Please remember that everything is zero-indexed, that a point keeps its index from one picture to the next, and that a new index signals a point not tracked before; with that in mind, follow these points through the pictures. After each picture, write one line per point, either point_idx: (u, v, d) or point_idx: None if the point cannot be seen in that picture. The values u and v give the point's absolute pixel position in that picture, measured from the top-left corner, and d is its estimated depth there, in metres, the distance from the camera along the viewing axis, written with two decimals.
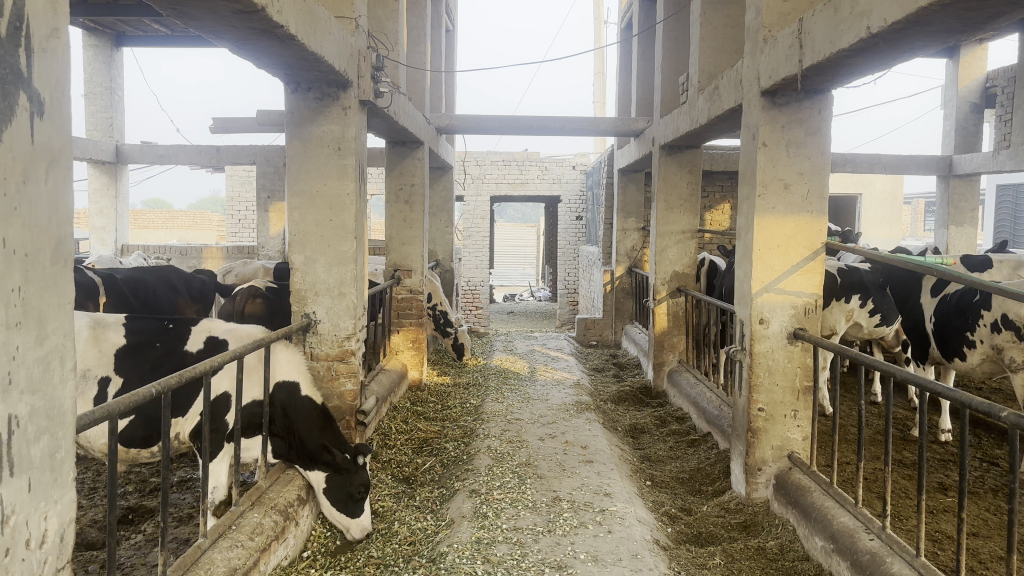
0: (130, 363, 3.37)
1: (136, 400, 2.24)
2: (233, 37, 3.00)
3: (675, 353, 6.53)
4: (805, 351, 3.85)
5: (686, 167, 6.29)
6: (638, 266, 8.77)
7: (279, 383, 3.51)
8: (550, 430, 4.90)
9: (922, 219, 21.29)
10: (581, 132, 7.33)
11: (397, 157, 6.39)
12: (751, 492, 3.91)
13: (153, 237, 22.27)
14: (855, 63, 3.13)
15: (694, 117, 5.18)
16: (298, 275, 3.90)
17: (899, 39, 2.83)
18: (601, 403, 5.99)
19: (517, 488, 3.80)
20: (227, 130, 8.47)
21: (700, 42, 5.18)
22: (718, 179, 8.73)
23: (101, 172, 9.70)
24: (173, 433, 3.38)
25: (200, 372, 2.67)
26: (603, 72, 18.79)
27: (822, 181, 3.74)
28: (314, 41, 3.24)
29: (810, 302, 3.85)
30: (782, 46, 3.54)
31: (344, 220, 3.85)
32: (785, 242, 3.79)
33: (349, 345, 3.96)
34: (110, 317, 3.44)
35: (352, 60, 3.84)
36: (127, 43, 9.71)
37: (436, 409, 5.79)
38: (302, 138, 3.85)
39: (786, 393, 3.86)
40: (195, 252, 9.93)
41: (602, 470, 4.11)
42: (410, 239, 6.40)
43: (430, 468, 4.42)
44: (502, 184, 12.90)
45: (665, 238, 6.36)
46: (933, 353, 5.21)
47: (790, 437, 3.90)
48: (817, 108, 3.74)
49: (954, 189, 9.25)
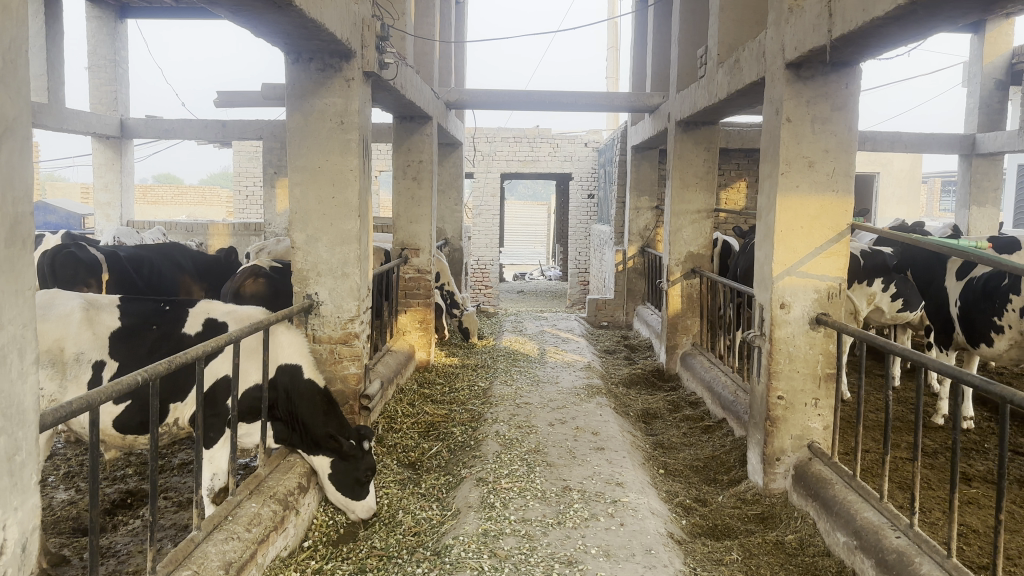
0: (127, 345, 3.23)
1: (119, 389, 2.09)
2: (228, 3, 2.82)
3: (689, 335, 6.35)
4: (827, 337, 3.69)
5: (702, 144, 6.09)
6: (651, 247, 8.59)
7: (281, 367, 3.39)
8: (561, 414, 4.76)
9: (938, 198, 20.92)
10: (594, 108, 7.11)
11: (404, 133, 6.21)
12: (769, 483, 3.77)
13: (162, 212, 22.20)
14: (888, 33, 2.93)
15: (714, 92, 4.98)
16: (300, 254, 3.74)
17: (938, 6, 2.63)
18: (613, 387, 5.85)
19: (525, 477, 3.66)
20: (232, 104, 8.30)
21: (720, 13, 4.96)
22: (734, 157, 8.52)
23: (106, 147, 9.56)
24: (172, 418, 3.27)
25: (192, 357, 2.53)
26: (617, 47, 18.45)
27: (849, 159, 3.56)
28: (315, 8, 3.06)
29: (833, 286, 3.67)
30: (810, 15, 3.34)
31: (347, 197, 3.70)
32: (808, 222, 3.62)
33: (353, 327, 3.82)
34: (103, 299, 3.29)
35: (355, 29, 3.66)
36: (132, 15, 9.58)
37: (443, 391, 5.66)
38: (304, 111, 3.69)
39: (807, 381, 3.71)
40: (201, 229, 9.78)
41: (614, 458, 3.97)
42: (418, 218, 6.23)
43: (437, 454, 4.30)
44: (513, 161, 12.68)
45: (680, 217, 6.19)
46: (958, 338, 5.02)
47: (810, 426, 3.75)
48: (844, 81, 3.55)
49: (976, 168, 8.99)
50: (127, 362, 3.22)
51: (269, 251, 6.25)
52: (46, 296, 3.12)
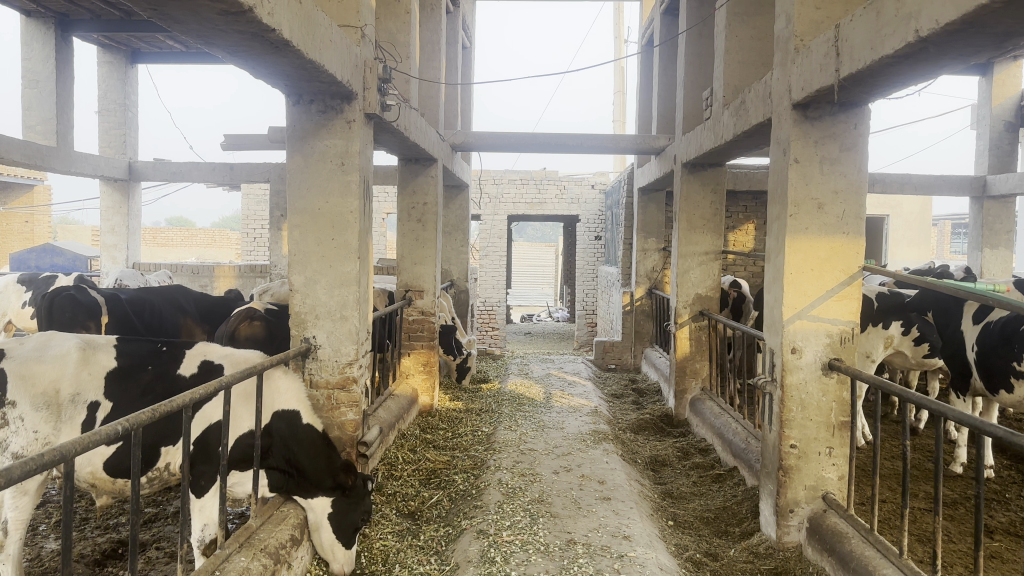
0: (121, 386, 3.13)
1: (97, 439, 1.97)
2: (224, 45, 2.76)
3: (698, 380, 6.19)
4: (840, 384, 3.57)
5: (709, 186, 6.03)
6: (658, 288, 8.48)
7: (277, 413, 3.29)
8: (565, 462, 4.62)
9: (949, 242, 20.76)
10: (599, 150, 7.07)
11: (409, 175, 6.17)
12: (782, 536, 3.61)
13: (171, 255, 22.35)
14: (898, 72, 2.85)
15: (719, 133, 4.93)
16: (298, 297, 3.67)
17: (951, 46, 2.53)
18: (620, 432, 5.69)
19: (528, 529, 3.52)
20: (239, 147, 8.32)
21: (726, 56, 4.94)
22: (741, 199, 8.48)
23: (113, 190, 9.56)
24: (164, 462, 3.15)
25: (178, 405, 2.41)
26: (624, 91, 18.58)
27: (859, 200, 3.48)
28: (314, 50, 3.01)
29: (845, 330, 3.56)
30: (817, 54, 3.27)
31: (346, 239, 3.63)
32: (819, 265, 3.53)
33: (351, 371, 3.72)
34: (100, 338, 3.21)
35: (356, 71, 3.62)
36: (142, 60, 9.69)
37: (446, 437, 5.52)
38: (304, 153, 3.64)
39: (820, 429, 3.58)
40: (207, 271, 9.74)
41: (620, 509, 3.82)
42: (422, 259, 6.16)
43: (437, 503, 4.16)
44: (520, 203, 12.67)
45: (687, 259, 6.11)
46: (976, 384, 4.87)
47: (824, 476, 3.61)
48: (852, 122, 3.48)
49: (987, 210, 8.90)
50: (121, 404, 3.11)
51: (272, 293, 6.18)
52: (41, 338, 3.04)
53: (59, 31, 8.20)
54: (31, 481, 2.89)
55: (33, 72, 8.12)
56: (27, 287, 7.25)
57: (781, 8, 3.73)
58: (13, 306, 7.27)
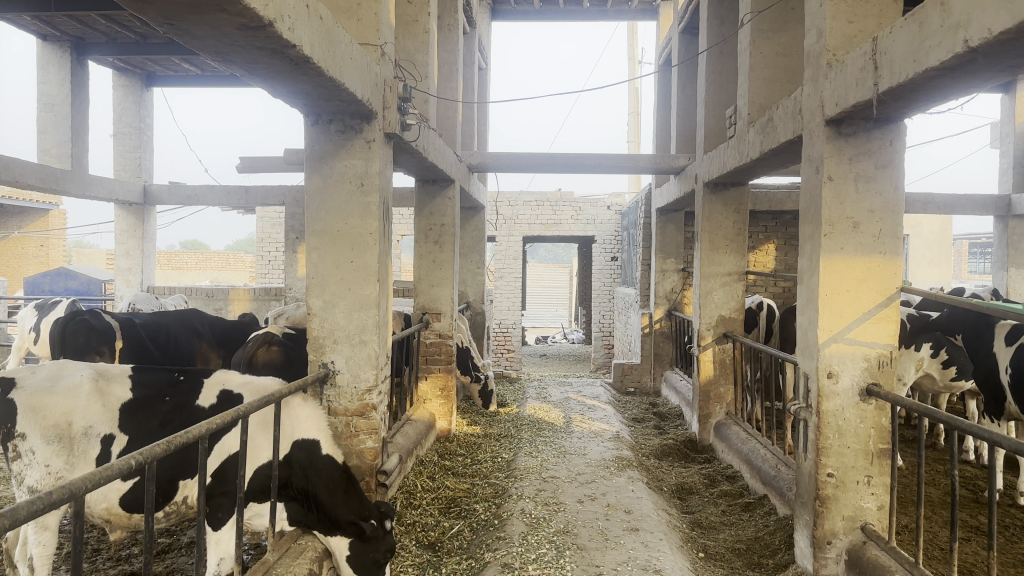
0: (137, 418, 3.03)
1: (110, 474, 1.86)
2: (244, 62, 2.69)
3: (722, 404, 6.04)
4: (879, 410, 3.43)
5: (731, 206, 5.93)
6: (678, 309, 8.34)
7: (297, 442, 3.18)
8: (590, 490, 4.48)
9: (967, 261, 20.59)
10: (618, 170, 6.98)
11: (427, 196, 6.09)
12: (819, 569, 3.44)
13: (185, 278, 22.38)
14: (941, 86, 2.74)
15: (744, 151, 4.82)
16: (316, 321, 3.57)
17: (1002, 57, 2.42)
18: (644, 459, 5.53)
19: (554, 563, 3.37)
20: (255, 170, 8.27)
21: (751, 73, 4.85)
22: (762, 218, 8.35)
23: (128, 213, 9.55)
24: (181, 496, 3.04)
25: (195, 436, 2.30)
26: (638, 111, 18.56)
27: (896, 219, 3.36)
28: (334, 67, 2.93)
29: (884, 353, 3.41)
30: (852, 68, 3.17)
31: (366, 261, 3.54)
32: (855, 286, 3.40)
33: (370, 398, 3.60)
34: (115, 368, 3.11)
35: (377, 89, 3.55)
36: (157, 83, 9.72)
37: (465, 463, 5.39)
38: (323, 174, 3.57)
39: (858, 457, 3.43)
40: (222, 294, 9.67)
41: (649, 541, 3.67)
42: (440, 281, 6.06)
43: (458, 533, 4.03)
44: (535, 224, 12.59)
45: (710, 280, 5.98)
46: (1011, 409, 4.68)
47: (863, 506, 3.45)
48: (888, 138, 3.36)
49: (1012, 229, 8.74)
50: (136, 436, 3.01)
51: (288, 316, 6.08)
52: (54, 367, 2.95)
53: (75, 55, 8.24)
54: (49, 518, 2.82)
55: (50, 96, 8.15)
56: (36, 310, 7.25)
57: (812, 22, 3.63)
58: (24, 328, 7.23)
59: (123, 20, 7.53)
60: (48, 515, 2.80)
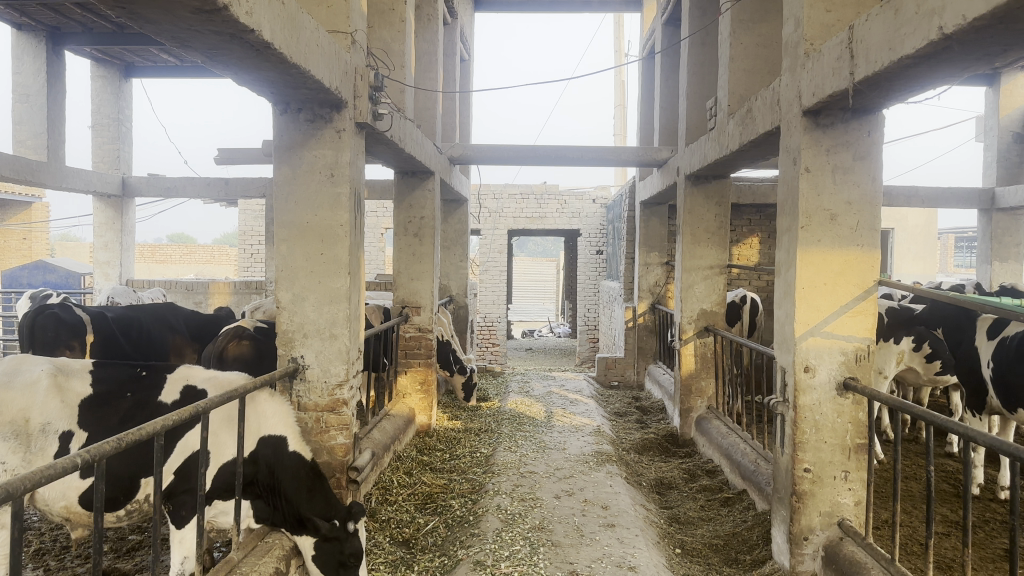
0: (98, 414, 2.95)
1: (52, 472, 1.77)
2: (203, 48, 2.61)
3: (704, 398, 6.00)
4: (856, 405, 3.38)
5: (713, 199, 5.89)
6: (661, 303, 8.30)
7: (263, 439, 3.12)
8: (568, 485, 4.43)
9: (952, 255, 20.67)
10: (600, 162, 6.92)
11: (406, 188, 6.00)
12: (796, 565, 3.41)
13: (169, 271, 22.20)
14: (917, 74, 2.69)
15: (724, 143, 4.77)
16: (285, 315, 3.50)
17: (978, 44, 2.37)
18: (624, 453, 5.49)
19: (528, 560, 3.32)
20: (233, 161, 8.17)
21: (731, 64, 4.79)
22: (745, 212, 8.32)
23: (106, 205, 9.42)
24: (143, 493, 2.97)
25: (149, 432, 2.22)
26: (624, 104, 18.51)
27: (873, 211, 3.31)
28: (299, 54, 2.85)
29: (861, 347, 3.37)
30: (828, 58, 3.12)
31: (336, 253, 3.47)
32: (832, 279, 3.36)
33: (341, 393, 3.53)
34: (75, 364, 3.03)
35: (347, 78, 3.47)
36: (136, 74, 9.58)
37: (443, 459, 5.33)
38: (292, 165, 3.49)
39: (835, 452, 3.39)
40: (201, 287, 9.56)
41: (625, 537, 3.62)
42: (420, 274, 6.00)
43: (432, 530, 3.97)
44: (520, 218, 12.52)
45: (692, 273, 5.93)
46: (993, 402, 4.64)
47: (840, 502, 3.41)
48: (866, 129, 3.31)
49: (996, 223, 8.73)
50: (96, 433, 2.93)
51: (265, 310, 6.00)
52: (11, 361, 2.87)
53: (52, 44, 8.10)
54: (6, 516, 2.74)
55: (25, 87, 8.01)
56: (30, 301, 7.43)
57: (790, 11, 3.57)
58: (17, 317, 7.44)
59: (99, 10, 7.42)
60: (3, 514, 2.72)
